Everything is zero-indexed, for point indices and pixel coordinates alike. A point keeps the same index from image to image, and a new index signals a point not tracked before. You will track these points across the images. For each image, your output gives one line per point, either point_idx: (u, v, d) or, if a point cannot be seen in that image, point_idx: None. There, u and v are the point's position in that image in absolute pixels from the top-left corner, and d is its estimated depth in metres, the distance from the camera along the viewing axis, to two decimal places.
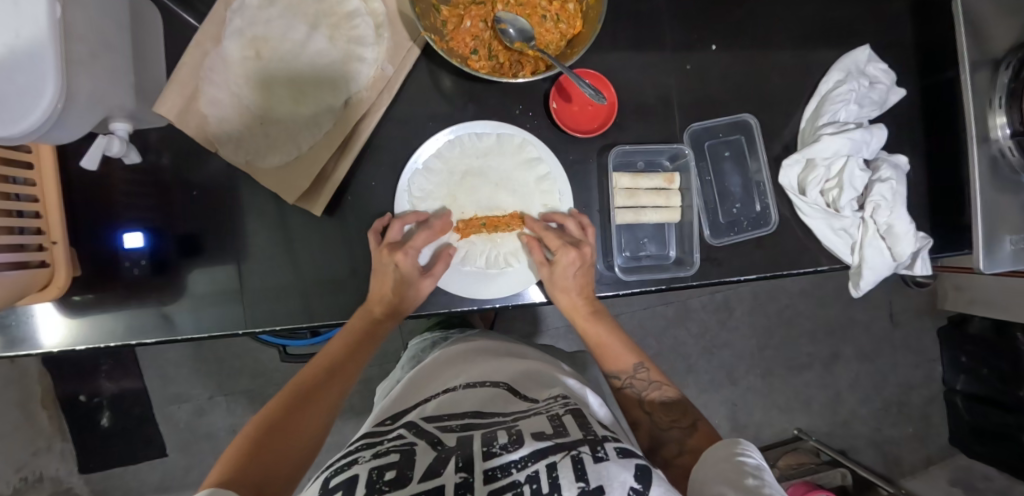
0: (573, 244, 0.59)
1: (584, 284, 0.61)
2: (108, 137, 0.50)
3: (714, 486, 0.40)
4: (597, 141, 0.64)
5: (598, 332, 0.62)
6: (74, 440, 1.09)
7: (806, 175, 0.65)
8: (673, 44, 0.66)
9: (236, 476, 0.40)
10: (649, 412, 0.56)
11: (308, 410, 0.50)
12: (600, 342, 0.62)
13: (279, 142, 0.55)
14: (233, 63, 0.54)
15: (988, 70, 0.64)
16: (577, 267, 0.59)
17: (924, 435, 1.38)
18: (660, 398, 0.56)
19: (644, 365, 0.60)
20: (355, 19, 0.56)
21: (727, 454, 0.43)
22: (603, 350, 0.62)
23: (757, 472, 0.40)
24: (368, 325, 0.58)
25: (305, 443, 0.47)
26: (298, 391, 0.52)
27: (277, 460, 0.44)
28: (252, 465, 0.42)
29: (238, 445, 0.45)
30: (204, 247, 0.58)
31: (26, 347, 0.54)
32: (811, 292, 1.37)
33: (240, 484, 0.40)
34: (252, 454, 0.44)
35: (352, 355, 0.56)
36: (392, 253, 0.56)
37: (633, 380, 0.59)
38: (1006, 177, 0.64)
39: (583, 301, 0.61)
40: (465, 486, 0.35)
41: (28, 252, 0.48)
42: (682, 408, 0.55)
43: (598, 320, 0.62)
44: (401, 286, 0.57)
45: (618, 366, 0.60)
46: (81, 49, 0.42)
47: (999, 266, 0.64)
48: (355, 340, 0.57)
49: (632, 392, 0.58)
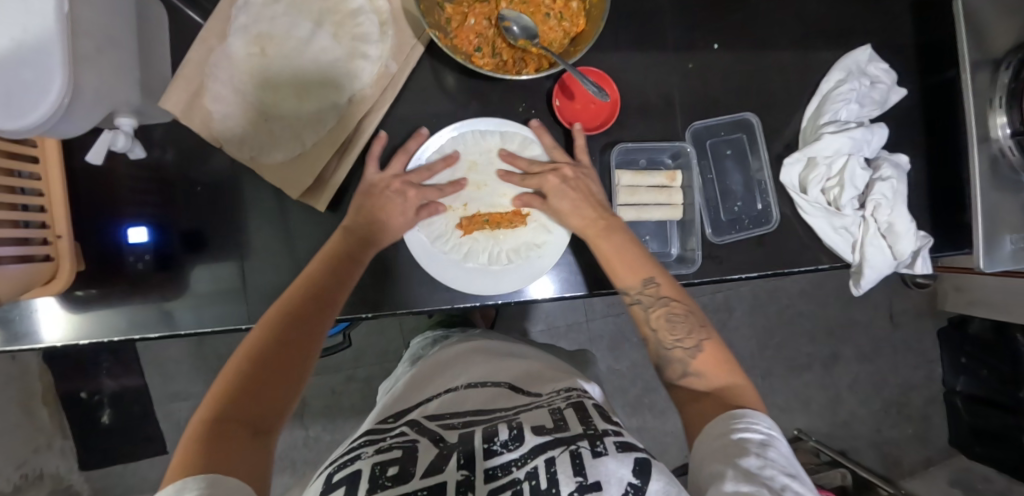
0: (552, 168, 0.60)
1: (589, 200, 0.60)
2: (114, 133, 0.51)
3: (713, 460, 0.41)
4: (599, 139, 0.64)
5: (612, 245, 0.57)
6: (74, 437, 1.09)
7: (806, 174, 0.65)
8: (675, 43, 0.66)
9: (219, 429, 0.40)
10: (655, 330, 0.55)
11: (290, 347, 0.48)
12: (611, 255, 0.57)
13: (283, 138, 0.55)
14: (238, 60, 0.54)
15: (988, 70, 0.65)
16: (564, 185, 0.59)
17: (924, 436, 1.38)
18: (667, 316, 0.55)
19: (655, 279, 0.56)
20: (359, 16, 0.57)
21: (730, 428, 0.43)
22: (613, 264, 0.57)
23: (760, 450, 0.40)
24: (348, 249, 0.55)
25: (290, 380, 0.47)
26: (277, 320, 0.49)
27: (262, 405, 0.44)
28: (233, 417, 0.42)
29: (218, 388, 0.44)
30: (208, 243, 0.58)
31: (30, 341, 0.55)
32: (811, 293, 1.37)
33: (226, 439, 0.40)
34: (234, 400, 0.43)
35: (328, 278, 0.53)
36: (403, 186, 0.58)
37: (643, 295, 0.56)
38: (1006, 177, 0.65)
39: (593, 215, 0.59)
40: (467, 485, 0.36)
41: (33, 246, 0.49)
42: (687, 326, 0.54)
43: (612, 233, 0.58)
44: (388, 215, 0.57)
45: (629, 281, 0.56)
46: (87, 43, 0.42)
47: (999, 264, 0.65)
48: (331, 264, 0.54)
49: (641, 308, 0.56)
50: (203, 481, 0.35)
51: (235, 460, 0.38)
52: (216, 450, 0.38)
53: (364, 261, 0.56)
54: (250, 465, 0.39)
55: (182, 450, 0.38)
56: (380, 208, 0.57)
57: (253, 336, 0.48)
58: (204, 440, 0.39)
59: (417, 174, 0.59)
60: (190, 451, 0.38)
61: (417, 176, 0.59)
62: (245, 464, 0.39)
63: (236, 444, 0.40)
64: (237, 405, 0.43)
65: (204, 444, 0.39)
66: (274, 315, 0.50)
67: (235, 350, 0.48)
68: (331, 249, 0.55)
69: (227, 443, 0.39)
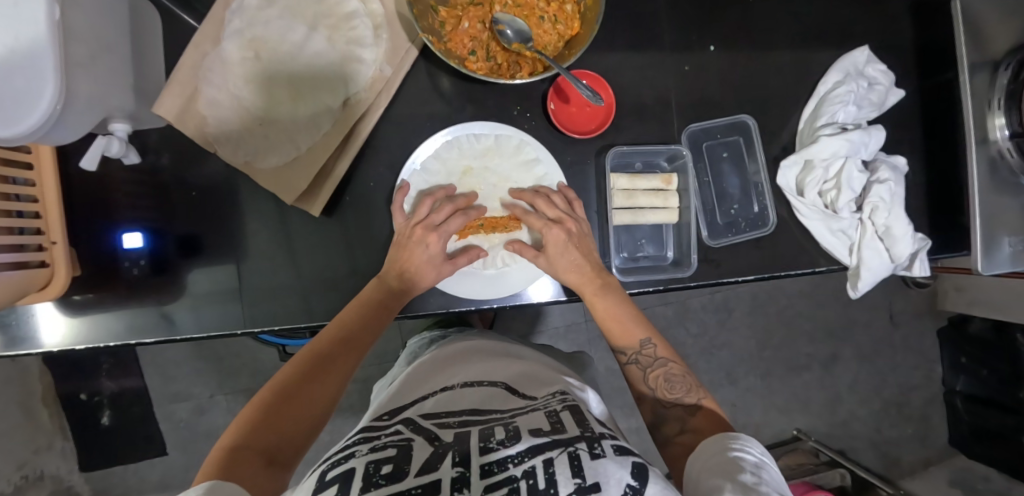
0: (557, 220, 0.58)
1: (587, 257, 0.60)
2: (107, 139, 0.51)
3: (710, 477, 0.41)
4: (595, 142, 0.64)
5: (607, 305, 0.58)
6: (74, 439, 1.09)
7: (804, 176, 0.64)
8: (672, 45, 0.66)
9: (238, 455, 0.41)
10: (653, 388, 0.55)
11: (318, 384, 0.49)
12: (606, 314, 0.58)
13: (277, 142, 0.55)
14: (232, 64, 0.54)
15: (987, 71, 0.64)
16: (566, 243, 0.58)
17: (924, 436, 1.38)
18: (665, 376, 0.55)
19: (652, 340, 0.57)
20: (354, 20, 0.56)
21: (725, 447, 0.43)
22: (611, 325, 0.58)
23: (755, 470, 0.41)
24: (381, 294, 0.56)
25: (312, 417, 0.47)
26: (307, 358, 0.50)
27: (283, 437, 0.44)
28: (252, 445, 0.42)
29: (244, 418, 0.45)
30: (204, 247, 0.58)
31: (25, 346, 0.55)
32: (810, 293, 1.37)
33: (243, 464, 0.40)
34: (258, 428, 0.44)
35: (364, 323, 0.53)
36: (425, 233, 0.56)
37: (639, 356, 0.57)
38: (1004, 178, 0.65)
39: (591, 275, 0.59)
40: (462, 481, 0.35)
41: (28, 252, 0.49)
42: (686, 386, 0.54)
43: (609, 293, 0.59)
44: (416, 265, 0.56)
45: (624, 343, 0.58)
46: (80, 49, 0.42)
47: (996, 267, 0.64)
48: (365, 309, 0.54)
49: (637, 368, 0.57)
50: (209, 491, 0.35)
51: (250, 483, 0.38)
52: (232, 472, 0.39)
53: (397, 307, 0.56)
54: (263, 492, 0.39)
55: (202, 472, 0.39)
56: (403, 256, 0.56)
57: (284, 372, 0.49)
58: (222, 464, 0.40)
59: (439, 213, 0.58)
60: (207, 473, 0.39)
61: (438, 218, 0.58)
62: (258, 489, 0.39)
63: (252, 470, 0.40)
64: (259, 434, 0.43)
65: (220, 467, 0.39)
66: (306, 353, 0.51)
67: (267, 382, 0.49)
68: (365, 294, 0.55)
69: (243, 467, 0.40)
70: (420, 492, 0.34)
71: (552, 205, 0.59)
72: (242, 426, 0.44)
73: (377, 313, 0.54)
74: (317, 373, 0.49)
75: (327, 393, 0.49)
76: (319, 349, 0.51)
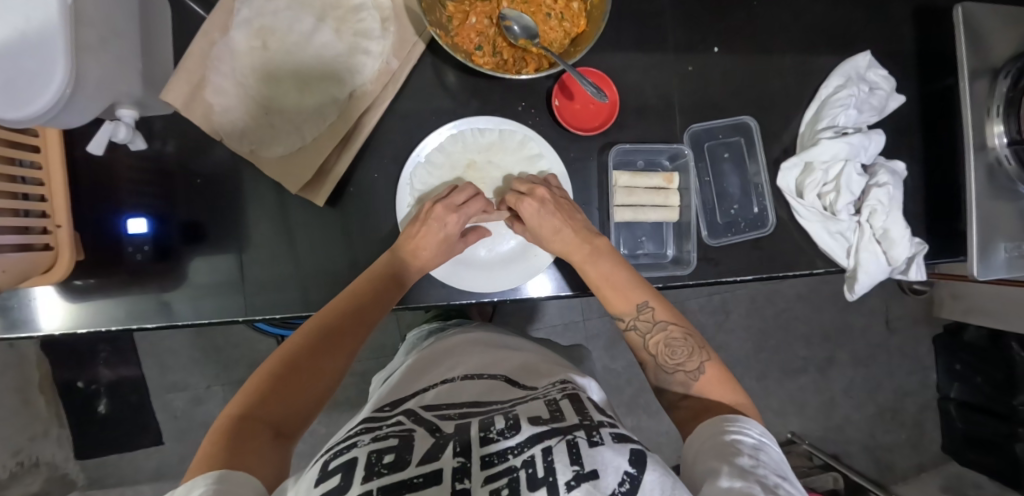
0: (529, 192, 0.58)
1: (570, 224, 0.58)
2: (115, 124, 0.51)
3: (706, 457, 0.41)
4: (599, 139, 0.64)
5: (599, 270, 0.57)
6: (71, 426, 1.09)
7: (803, 178, 0.65)
8: (676, 45, 0.66)
9: (247, 426, 0.41)
10: (654, 354, 0.54)
11: (326, 357, 0.48)
12: (601, 280, 0.57)
13: (283, 132, 0.56)
14: (240, 53, 0.55)
15: (986, 78, 0.65)
16: (540, 210, 0.57)
17: (917, 442, 1.38)
18: (666, 341, 0.54)
19: (650, 302, 0.55)
20: (361, 13, 0.57)
21: (723, 430, 0.44)
22: (606, 290, 0.57)
23: (752, 452, 0.41)
24: (393, 272, 0.56)
25: (321, 388, 0.47)
26: (317, 329, 0.50)
27: (291, 408, 0.45)
28: (260, 418, 0.42)
29: (252, 386, 0.45)
30: (207, 235, 0.59)
31: (26, 329, 0.55)
32: (807, 297, 1.38)
33: (251, 437, 0.40)
34: (268, 399, 0.44)
35: (374, 297, 0.53)
36: (444, 211, 0.57)
37: (638, 321, 0.55)
38: (1002, 185, 0.65)
39: (579, 240, 0.58)
40: (463, 471, 0.35)
41: (32, 235, 0.49)
42: (687, 350, 0.53)
43: (601, 259, 0.57)
44: (431, 242, 0.56)
45: (622, 307, 0.56)
46: (92, 35, 0.43)
47: (992, 273, 0.65)
48: (376, 283, 0.54)
49: (637, 334, 0.55)
50: (217, 476, 0.35)
51: (257, 459, 0.39)
52: (240, 447, 0.39)
53: (407, 284, 0.56)
54: (272, 466, 0.40)
55: (209, 441, 0.39)
56: (415, 238, 0.56)
57: (293, 342, 0.49)
58: (231, 435, 0.40)
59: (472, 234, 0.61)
60: (215, 444, 0.39)
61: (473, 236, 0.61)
62: (265, 465, 0.39)
63: (260, 442, 0.40)
64: (267, 405, 0.44)
65: (229, 441, 0.39)
66: (315, 324, 0.50)
67: (276, 349, 0.48)
68: (375, 270, 0.55)
69: (253, 440, 0.40)
70: (421, 481, 0.34)
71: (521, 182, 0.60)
72: (250, 395, 0.44)
73: (388, 290, 0.54)
74: (327, 344, 0.49)
75: (334, 366, 0.49)
76: (329, 322, 0.51)
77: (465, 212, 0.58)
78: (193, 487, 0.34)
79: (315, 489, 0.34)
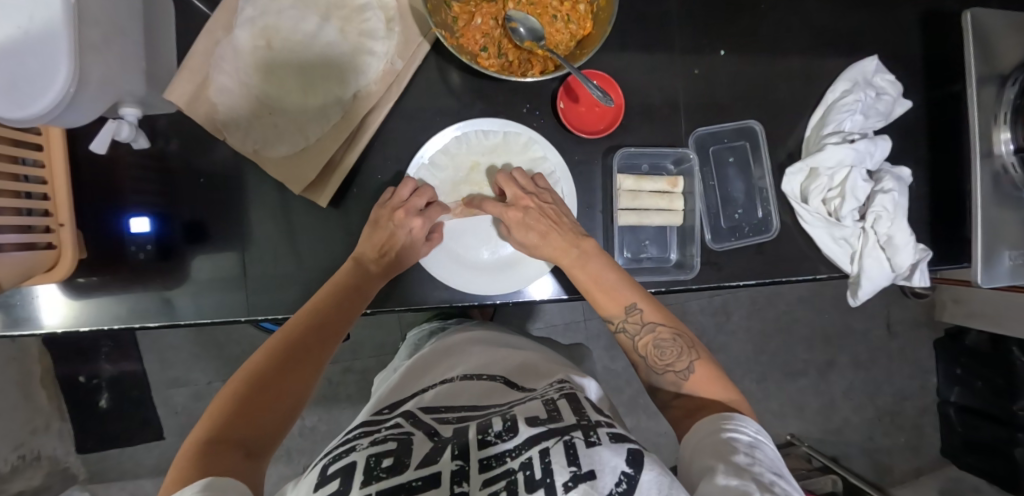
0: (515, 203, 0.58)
1: (559, 227, 0.57)
2: (118, 122, 0.51)
3: (703, 456, 0.41)
4: (603, 142, 0.64)
5: (588, 273, 0.56)
6: (72, 421, 1.10)
7: (808, 183, 0.65)
8: (682, 48, 0.66)
9: (213, 448, 0.40)
10: (644, 356, 0.54)
11: (293, 368, 0.48)
12: (590, 282, 0.56)
13: (286, 132, 0.55)
14: (243, 51, 0.54)
15: (994, 85, 0.65)
16: (526, 219, 0.57)
17: (916, 446, 1.39)
18: (655, 343, 0.54)
19: (638, 305, 0.55)
20: (366, 12, 0.57)
21: (719, 428, 0.44)
22: (595, 294, 0.56)
23: (748, 450, 0.41)
24: (358, 278, 0.55)
25: (291, 402, 0.46)
26: (280, 343, 0.49)
27: (260, 424, 0.44)
28: (226, 438, 0.41)
29: (217, 408, 0.44)
30: (209, 234, 0.59)
31: (28, 327, 0.55)
32: (809, 299, 1.37)
33: (217, 458, 0.39)
34: (235, 417, 0.43)
35: (341, 304, 0.53)
36: (405, 216, 0.56)
37: (627, 323, 0.55)
38: (1007, 193, 0.65)
39: (567, 245, 0.57)
40: (461, 475, 0.35)
41: (35, 234, 0.49)
42: (676, 350, 0.53)
43: (589, 262, 0.57)
44: (397, 245, 0.56)
45: (612, 310, 0.56)
46: (95, 34, 0.42)
47: (995, 280, 0.64)
48: (342, 290, 0.54)
49: (627, 336, 0.56)
50: (207, 483, 0.35)
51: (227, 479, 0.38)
52: (208, 469, 0.38)
53: (373, 289, 0.56)
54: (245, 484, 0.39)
55: (176, 468, 0.38)
56: (380, 246, 0.56)
57: (256, 360, 0.48)
58: (196, 458, 0.39)
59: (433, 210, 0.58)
60: (181, 470, 0.38)
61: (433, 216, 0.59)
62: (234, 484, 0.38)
63: (228, 463, 0.39)
64: (236, 424, 0.42)
65: (195, 465, 0.38)
66: (280, 337, 0.49)
67: (239, 369, 0.47)
68: (339, 278, 0.55)
69: (220, 461, 0.39)
70: (421, 484, 0.34)
71: (513, 182, 0.59)
72: (216, 416, 0.43)
73: (353, 296, 0.54)
74: (293, 357, 0.48)
75: (303, 379, 0.48)
76: (292, 334, 0.50)
77: (428, 215, 0.57)
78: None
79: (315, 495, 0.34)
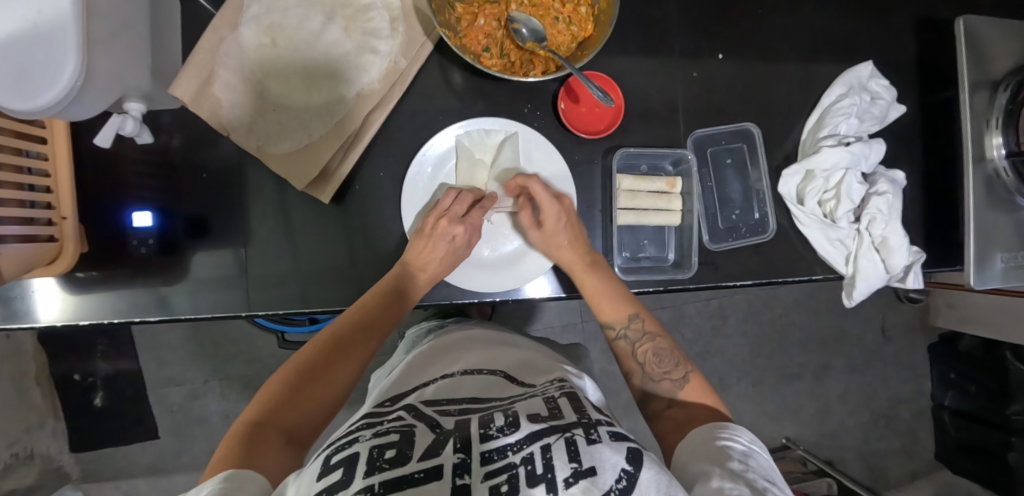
0: (557, 199, 0.60)
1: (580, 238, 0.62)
2: (122, 117, 0.51)
3: (699, 461, 0.42)
4: (603, 142, 0.65)
5: (597, 281, 0.60)
6: (66, 419, 1.09)
7: (805, 186, 0.66)
8: (680, 51, 0.67)
9: (258, 432, 0.42)
10: (641, 363, 0.58)
11: (335, 367, 0.50)
12: (595, 292, 0.60)
13: (290, 129, 0.56)
14: (249, 48, 0.55)
15: (986, 90, 0.66)
16: (563, 219, 0.60)
17: (911, 450, 1.39)
18: (654, 350, 0.58)
19: (638, 315, 0.60)
20: (371, 12, 0.57)
21: (714, 437, 0.45)
22: (599, 301, 0.60)
23: (742, 457, 0.41)
24: (402, 282, 0.56)
25: (331, 397, 0.49)
26: (325, 341, 0.52)
27: (301, 415, 0.46)
28: (270, 424, 0.44)
29: (265, 397, 0.47)
30: (211, 229, 0.59)
31: (27, 320, 0.55)
32: (804, 303, 1.38)
33: (262, 440, 0.42)
34: (279, 406, 0.46)
35: (383, 309, 0.54)
36: (448, 224, 0.58)
37: (627, 331, 0.60)
38: (999, 196, 0.66)
39: (581, 254, 0.61)
40: (463, 466, 0.35)
41: (38, 226, 0.49)
42: (671, 359, 0.57)
43: (599, 272, 0.61)
44: (440, 253, 0.57)
45: (614, 317, 0.60)
46: (103, 28, 0.43)
47: (989, 282, 0.65)
48: (385, 295, 0.55)
49: (625, 343, 0.60)
50: (225, 477, 0.36)
51: (269, 460, 0.40)
52: (254, 449, 0.40)
53: (416, 295, 0.57)
54: (283, 468, 0.41)
55: (224, 446, 0.41)
56: (421, 252, 0.57)
57: (305, 354, 0.51)
58: (243, 439, 0.42)
59: (459, 206, 0.60)
60: (229, 448, 0.40)
61: (457, 209, 0.59)
62: (276, 468, 0.40)
63: (272, 446, 0.42)
64: (279, 412, 0.45)
65: (241, 444, 0.41)
66: (327, 336, 0.52)
67: (288, 361, 0.51)
68: (384, 281, 0.56)
69: (264, 443, 0.41)
70: (423, 476, 0.34)
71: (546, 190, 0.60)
72: (263, 405, 0.46)
73: (398, 300, 0.55)
74: (336, 357, 0.51)
75: (345, 377, 0.50)
76: (337, 333, 0.52)
77: (469, 222, 0.60)
78: (203, 484, 0.35)
79: (317, 484, 0.34)
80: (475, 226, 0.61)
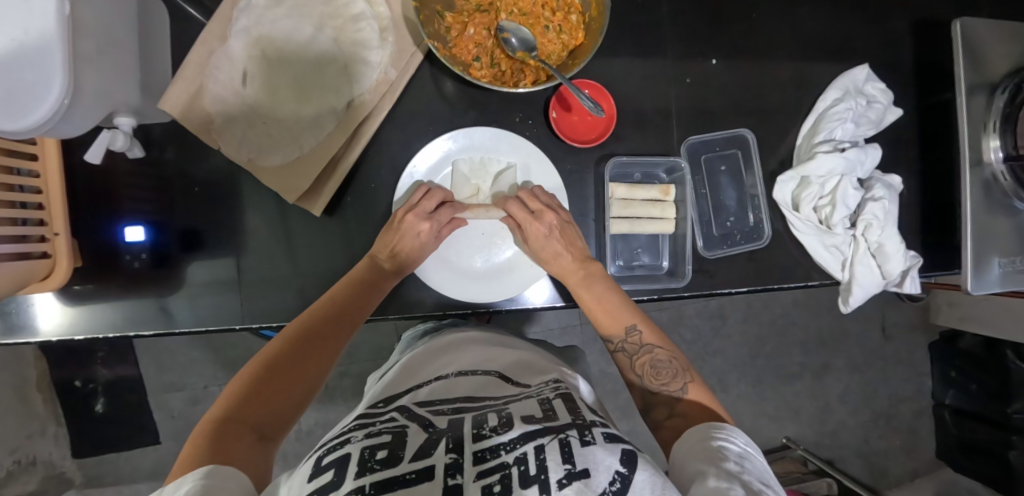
0: (539, 213, 0.59)
1: (572, 248, 0.60)
2: (112, 132, 0.52)
3: (695, 461, 0.41)
4: (596, 150, 0.65)
5: (593, 295, 0.58)
6: (68, 425, 1.10)
7: (799, 192, 0.65)
8: (675, 57, 0.66)
9: (227, 428, 0.41)
10: (640, 375, 0.54)
11: (305, 360, 0.49)
12: (592, 304, 0.58)
13: (281, 141, 0.56)
14: (238, 60, 0.55)
15: (984, 94, 0.65)
16: (551, 232, 0.58)
17: (912, 449, 1.39)
18: (652, 362, 0.54)
19: (638, 327, 0.56)
20: (361, 22, 0.57)
21: (710, 436, 0.44)
22: (599, 314, 0.58)
23: (738, 459, 0.41)
24: (372, 276, 0.56)
25: (301, 390, 0.48)
26: (293, 334, 0.51)
27: (270, 410, 0.45)
28: (239, 420, 0.43)
29: (231, 393, 0.46)
30: (205, 241, 0.59)
31: (24, 335, 0.55)
32: (804, 303, 1.38)
33: (230, 436, 0.41)
34: (249, 401, 0.45)
35: (354, 303, 0.54)
36: (414, 219, 0.56)
37: (625, 344, 0.56)
38: (996, 200, 0.65)
39: (575, 265, 0.59)
40: (455, 467, 0.36)
41: (30, 243, 0.49)
42: (672, 370, 0.54)
43: (594, 283, 0.59)
44: (409, 250, 0.57)
45: (613, 330, 0.57)
46: (88, 45, 0.42)
47: (986, 287, 0.65)
48: (355, 288, 0.55)
49: (625, 356, 0.56)
50: (201, 476, 0.35)
51: (240, 456, 0.39)
52: (222, 445, 0.39)
53: (388, 286, 0.57)
54: (254, 465, 0.40)
55: (192, 441, 0.40)
56: (391, 243, 0.56)
57: (271, 348, 0.49)
58: (212, 434, 0.41)
59: (427, 200, 0.58)
60: (197, 443, 0.39)
61: (427, 204, 0.58)
62: (248, 463, 0.39)
63: (243, 443, 0.41)
64: (248, 408, 0.44)
65: (210, 440, 0.40)
66: (294, 329, 0.51)
67: (253, 358, 0.49)
68: (355, 274, 0.56)
69: (235, 439, 0.41)
70: (414, 477, 0.34)
71: (536, 199, 0.60)
72: (231, 399, 0.45)
73: (368, 291, 0.55)
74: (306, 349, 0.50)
75: (315, 370, 0.50)
76: (306, 326, 0.51)
77: (436, 220, 0.58)
78: (180, 484, 0.34)
79: (308, 485, 0.34)
80: (440, 223, 0.58)
